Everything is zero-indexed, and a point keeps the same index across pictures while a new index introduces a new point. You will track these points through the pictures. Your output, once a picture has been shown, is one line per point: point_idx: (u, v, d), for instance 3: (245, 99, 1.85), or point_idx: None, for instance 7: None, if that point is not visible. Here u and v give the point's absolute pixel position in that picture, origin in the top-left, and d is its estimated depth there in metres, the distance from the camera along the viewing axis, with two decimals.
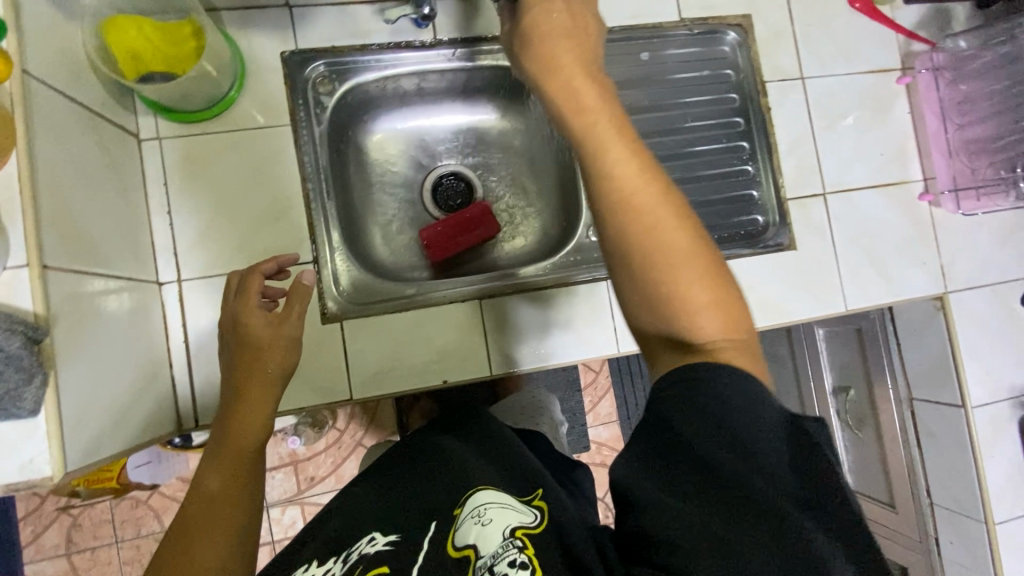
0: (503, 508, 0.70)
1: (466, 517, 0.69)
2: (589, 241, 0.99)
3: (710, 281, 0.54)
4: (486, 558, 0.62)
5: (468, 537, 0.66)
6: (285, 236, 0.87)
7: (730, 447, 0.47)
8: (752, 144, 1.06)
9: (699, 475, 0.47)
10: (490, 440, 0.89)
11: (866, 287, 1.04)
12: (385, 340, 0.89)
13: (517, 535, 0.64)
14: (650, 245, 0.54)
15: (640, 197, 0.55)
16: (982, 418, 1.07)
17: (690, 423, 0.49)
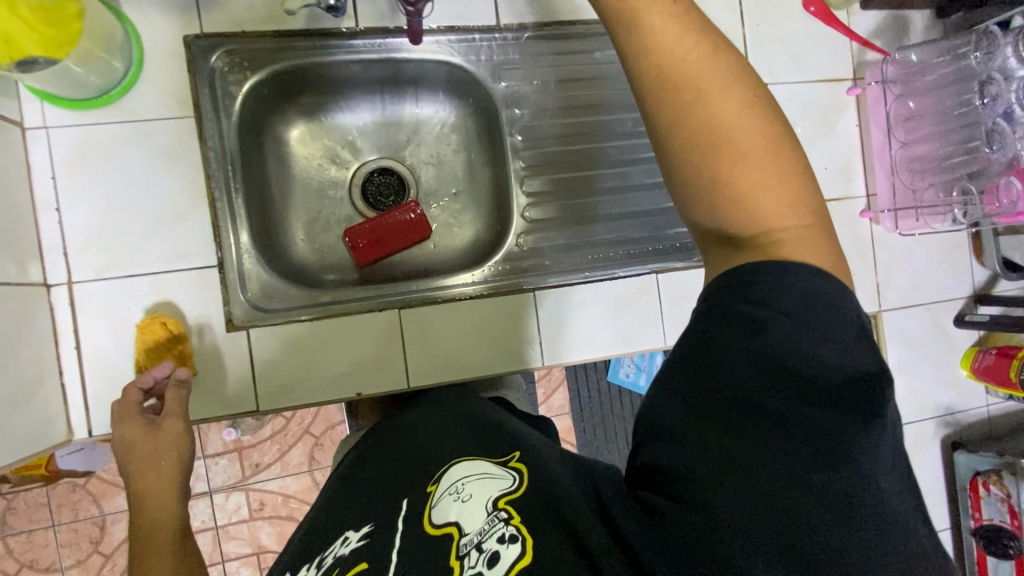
0: (483, 476, 0.62)
1: (444, 491, 0.62)
2: (519, 249, 0.96)
3: (781, 178, 0.55)
4: (472, 535, 0.56)
5: (449, 513, 0.59)
6: (188, 237, 0.82)
7: (778, 388, 0.48)
8: None
9: (743, 416, 0.48)
10: (463, 401, 0.83)
11: None
12: (298, 348, 0.85)
13: (501, 506, 0.57)
14: (716, 133, 0.54)
15: (714, 87, 0.55)
16: (905, 435, 1.08)
17: (738, 370, 0.49)
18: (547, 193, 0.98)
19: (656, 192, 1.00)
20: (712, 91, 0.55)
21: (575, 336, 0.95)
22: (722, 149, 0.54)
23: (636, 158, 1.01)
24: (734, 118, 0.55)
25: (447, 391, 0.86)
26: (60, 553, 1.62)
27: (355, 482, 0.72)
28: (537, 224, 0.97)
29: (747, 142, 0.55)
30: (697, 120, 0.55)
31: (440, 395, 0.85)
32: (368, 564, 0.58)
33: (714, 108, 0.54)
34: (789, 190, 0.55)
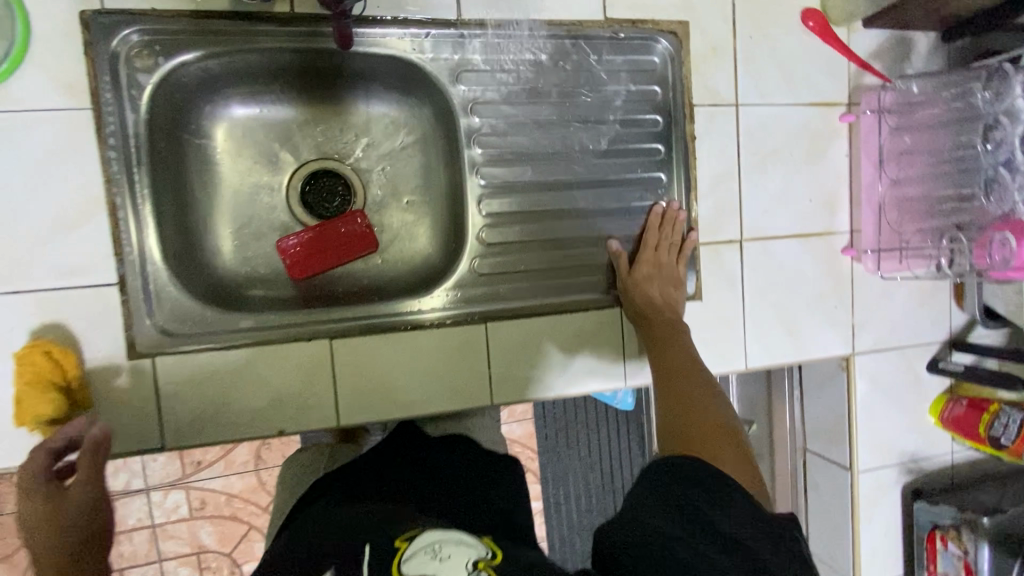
0: (460, 540, 0.59)
1: (421, 544, 0.58)
2: (471, 275, 0.86)
3: (735, 447, 0.67)
4: None
5: (426, 566, 0.55)
6: (83, 249, 0.72)
7: (728, 514, 0.53)
8: (670, 176, 0.92)
9: (698, 533, 0.52)
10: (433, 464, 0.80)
11: (770, 344, 0.97)
12: (212, 381, 0.75)
13: (481, 568, 0.56)
14: (687, 402, 0.73)
15: (688, 380, 0.77)
16: (867, 482, 1.04)
17: (694, 497, 0.54)
18: (505, 214, 0.88)
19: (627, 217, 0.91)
20: (670, 347, 0.82)
21: (527, 374, 0.87)
22: (682, 397, 0.75)
23: (611, 179, 0.91)
24: (692, 372, 0.78)
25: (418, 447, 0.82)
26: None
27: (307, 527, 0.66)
28: (495, 249, 0.87)
29: (706, 401, 0.73)
30: (679, 389, 0.75)
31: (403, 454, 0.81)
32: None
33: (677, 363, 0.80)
34: (745, 462, 0.66)
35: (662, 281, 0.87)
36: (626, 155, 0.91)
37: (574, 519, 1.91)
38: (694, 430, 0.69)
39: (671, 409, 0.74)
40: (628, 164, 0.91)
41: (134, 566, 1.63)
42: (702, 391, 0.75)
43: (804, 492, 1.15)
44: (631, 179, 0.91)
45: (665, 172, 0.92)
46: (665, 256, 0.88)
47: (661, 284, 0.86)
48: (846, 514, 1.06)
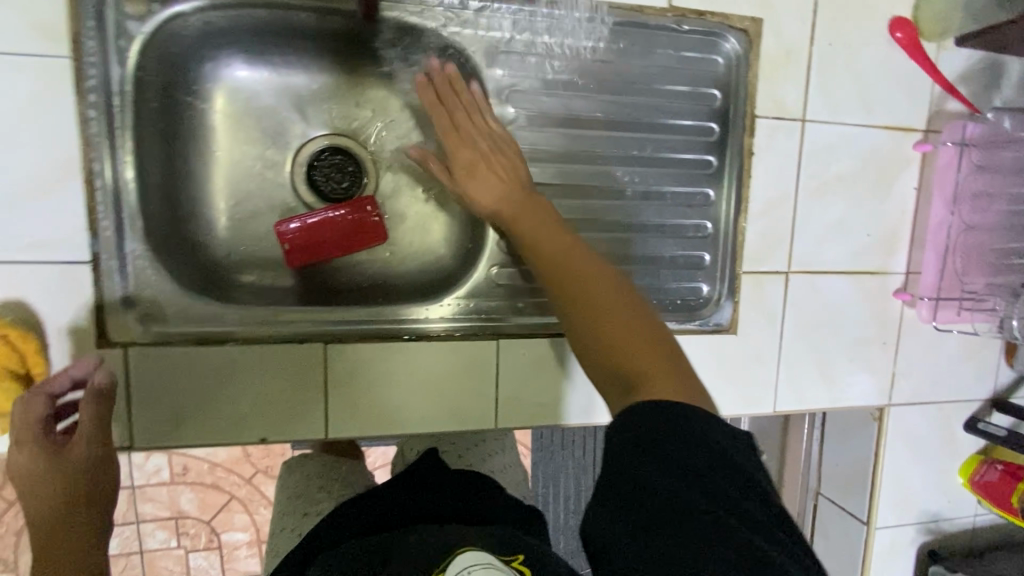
0: (489, 564, 0.59)
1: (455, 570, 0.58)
2: (487, 284, 0.78)
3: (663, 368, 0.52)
4: None
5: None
6: (51, 219, 0.63)
7: (680, 478, 0.44)
8: (719, 194, 0.83)
9: (658, 525, 0.43)
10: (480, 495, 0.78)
11: (802, 388, 0.88)
12: (190, 379, 0.68)
13: None
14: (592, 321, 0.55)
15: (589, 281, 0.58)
16: (882, 538, 0.98)
17: (651, 474, 0.45)
18: None
19: (667, 235, 0.82)
20: (538, 228, 0.65)
21: (537, 398, 0.79)
22: (575, 296, 0.57)
23: (652, 190, 0.81)
24: (570, 266, 0.60)
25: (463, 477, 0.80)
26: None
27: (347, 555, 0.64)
28: (516, 257, 0.78)
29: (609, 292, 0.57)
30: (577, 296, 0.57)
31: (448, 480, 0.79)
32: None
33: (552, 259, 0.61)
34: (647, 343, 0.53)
35: (506, 162, 0.71)
36: (672, 166, 0.81)
37: (561, 519, 1.87)
38: (616, 359, 0.53)
39: (580, 324, 0.56)
40: (673, 176, 0.81)
41: None
42: (618, 310, 0.55)
43: (810, 536, 1.09)
44: (674, 194, 0.82)
45: (712, 188, 0.83)
46: (467, 124, 0.72)
47: (502, 185, 0.69)
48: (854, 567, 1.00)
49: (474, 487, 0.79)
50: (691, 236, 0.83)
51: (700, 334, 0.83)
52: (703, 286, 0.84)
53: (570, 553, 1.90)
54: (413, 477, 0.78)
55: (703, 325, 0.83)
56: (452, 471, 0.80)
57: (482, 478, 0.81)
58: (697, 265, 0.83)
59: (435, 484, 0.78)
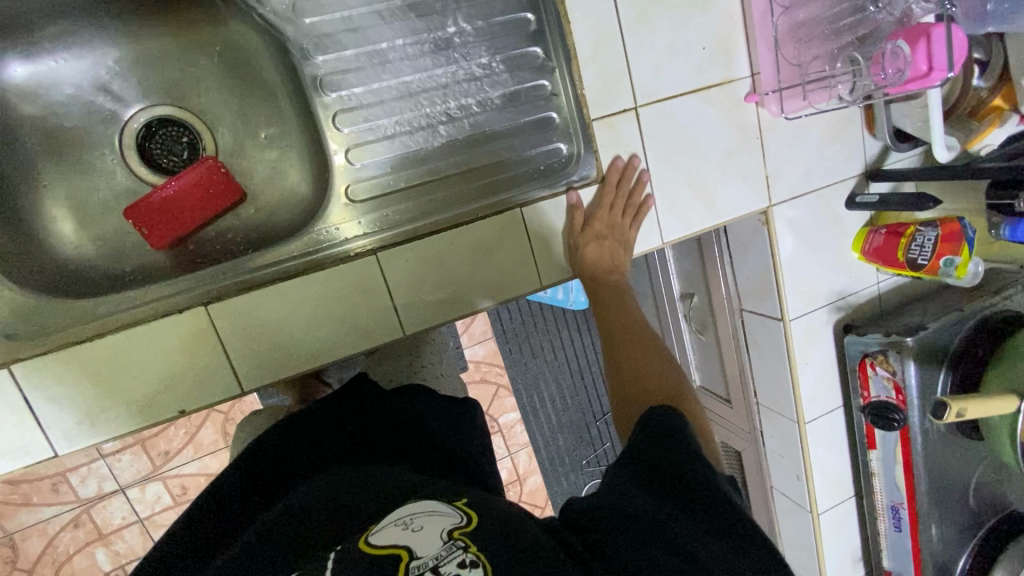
0: (433, 510, 0.57)
1: (386, 520, 0.56)
2: (349, 203, 0.79)
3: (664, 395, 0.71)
4: (423, 559, 0.49)
5: (398, 538, 0.53)
6: None
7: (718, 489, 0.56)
8: (547, 50, 0.83)
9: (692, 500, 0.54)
10: (382, 423, 0.81)
11: (683, 214, 0.93)
12: (88, 377, 0.70)
13: (456, 535, 0.52)
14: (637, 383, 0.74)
15: (636, 344, 0.79)
16: (799, 327, 1.06)
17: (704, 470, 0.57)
18: (375, 127, 0.80)
19: (509, 106, 0.83)
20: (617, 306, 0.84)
21: (433, 297, 0.82)
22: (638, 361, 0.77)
23: (478, 66, 0.81)
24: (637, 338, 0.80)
25: (355, 409, 0.82)
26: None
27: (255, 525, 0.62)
28: (366, 169, 0.80)
29: (655, 355, 0.78)
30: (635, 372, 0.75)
31: (335, 413, 0.80)
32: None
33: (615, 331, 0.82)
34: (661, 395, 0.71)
35: (613, 242, 0.86)
36: (490, 36, 0.81)
37: (553, 421, 1.98)
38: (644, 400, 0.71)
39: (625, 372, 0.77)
40: (495, 46, 0.81)
41: (135, 560, 1.66)
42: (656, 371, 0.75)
43: (745, 348, 1.18)
44: (501, 63, 0.82)
45: (539, 45, 0.83)
46: (613, 213, 0.86)
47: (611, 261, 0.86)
48: (784, 363, 1.09)
49: (372, 415, 0.82)
50: (533, 99, 0.84)
51: (569, 191, 0.85)
52: (562, 145, 0.86)
53: (570, 446, 2.03)
54: (295, 429, 0.78)
55: (571, 182, 0.86)
56: (347, 400, 0.83)
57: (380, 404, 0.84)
58: (549, 125, 0.85)
59: (322, 422, 0.79)
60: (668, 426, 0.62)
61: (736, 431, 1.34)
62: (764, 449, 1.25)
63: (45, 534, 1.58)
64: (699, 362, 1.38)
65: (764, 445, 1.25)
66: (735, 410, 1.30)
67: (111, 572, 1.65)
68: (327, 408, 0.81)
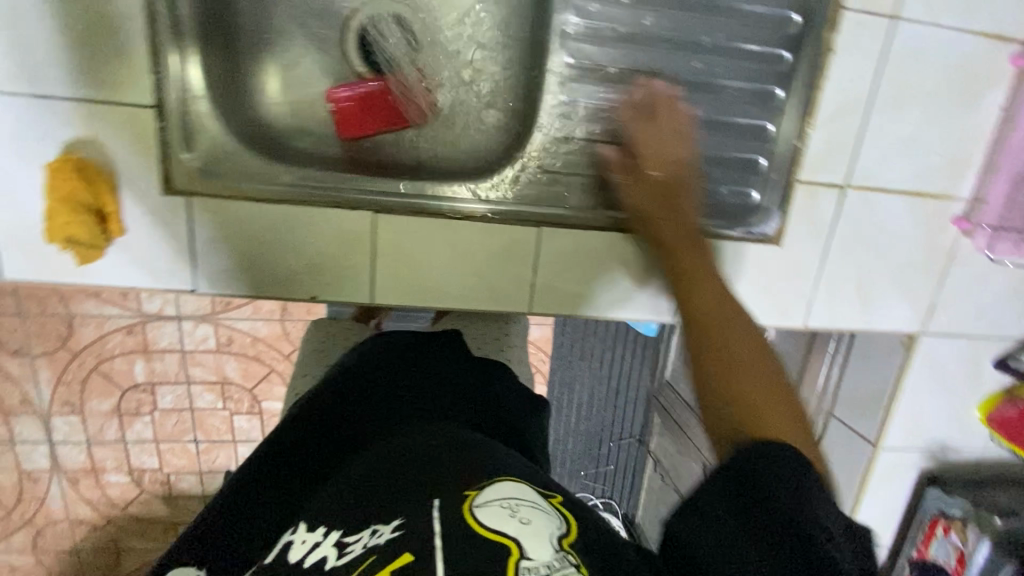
0: (536, 504, 0.56)
1: (493, 496, 0.56)
2: (534, 167, 0.78)
3: (776, 394, 0.55)
4: (536, 564, 0.48)
5: (504, 524, 0.52)
6: (115, 56, 0.63)
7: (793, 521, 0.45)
8: (788, 95, 0.78)
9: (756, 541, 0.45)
10: (464, 391, 0.81)
11: (836, 307, 0.88)
12: (249, 235, 0.72)
13: (566, 547, 0.51)
14: (733, 393, 0.55)
15: (728, 324, 0.60)
16: (886, 458, 1.02)
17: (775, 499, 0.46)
18: (592, 106, 0.77)
19: (726, 135, 0.79)
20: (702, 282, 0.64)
21: (571, 288, 0.81)
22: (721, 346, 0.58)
23: (715, 84, 0.77)
24: (718, 317, 0.60)
25: (432, 368, 0.83)
26: (26, 342, 1.29)
27: (348, 474, 0.65)
28: (565, 142, 0.78)
29: (744, 323, 0.60)
30: (714, 368, 0.57)
31: (411, 369, 0.82)
32: (413, 558, 0.50)
33: (699, 308, 0.61)
34: (766, 403, 0.54)
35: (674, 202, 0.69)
36: (741, 59, 0.76)
37: (572, 425, 1.98)
38: (739, 421, 0.53)
39: (710, 365, 0.57)
40: (739, 71, 0.77)
41: (163, 383, 1.40)
42: (758, 355, 0.57)
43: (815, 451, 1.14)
44: (732, 56, 0.76)
45: (783, 88, 0.78)
46: (653, 137, 0.70)
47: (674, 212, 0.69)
48: (852, 484, 1.06)
49: (451, 381, 0.82)
50: (749, 136, 0.80)
51: (744, 240, 0.82)
52: (754, 193, 0.82)
53: (577, 454, 2.03)
54: (371, 378, 0.79)
55: (748, 233, 0.82)
56: (433, 357, 0.85)
57: (458, 368, 0.84)
58: (752, 168, 0.81)
59: (406, 376, 0.81)
60: (753, 462, 0.49)
61: None
62: None
63: (99, 328, 1.32)
64: None
65: None
66: None
67: (142, 385, 1.39)
68: (412, 363, 0.83)
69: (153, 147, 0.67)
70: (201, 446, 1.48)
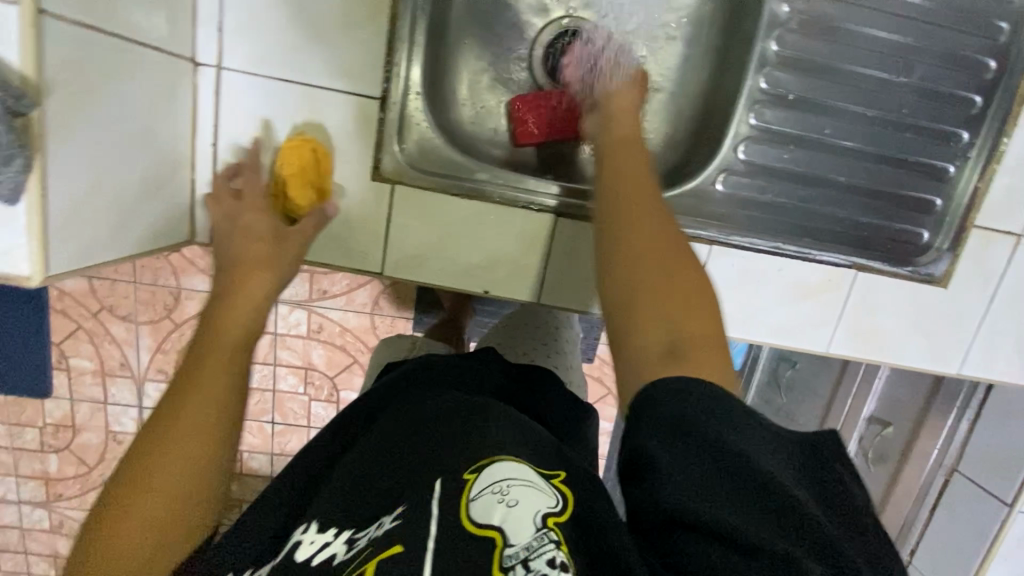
0: (529, 480, 0.50)
1: (486, 481, 0.50)
2: (714, 188, 0.78)
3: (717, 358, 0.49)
4: (518, 549, 0.45)
5: (489, 512, 0.47)
6: (357, 52, 0.69)
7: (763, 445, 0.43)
8: (973, 140, 0.78)
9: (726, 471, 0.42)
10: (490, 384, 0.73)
11: (996, 359, 0.85)
12: (438, 227, 0.75)
13: (551, 527, 0.47)
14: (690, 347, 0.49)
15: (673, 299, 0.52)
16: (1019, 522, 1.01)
17: (729, 424, 0.43)
18: (777, 133, 0.76)
19: (905, 173, 0.78)
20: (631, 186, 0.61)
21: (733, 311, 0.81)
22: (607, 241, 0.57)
23: (900, 122, 0.77)
24: (676, 287, 0.52)
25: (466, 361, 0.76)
26: (131, 306, 1.20)
27: (358, 456, 0.57)
28: (747, 166, 0.78)
29: (699, 309, 0.51)
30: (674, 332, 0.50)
31: (440, 361, 0.74)
32: (404, 548, 0.45)
33: (635, 265, 0.54)
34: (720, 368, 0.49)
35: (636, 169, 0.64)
36: (930, 100, 0.76)
37: None
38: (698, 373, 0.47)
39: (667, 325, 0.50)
40: (927, 111, 0.77)
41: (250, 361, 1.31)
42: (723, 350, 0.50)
43: (931, 505, 1.12)
44: (920, 97, 0.76)
45: (970, 132, 0.78)
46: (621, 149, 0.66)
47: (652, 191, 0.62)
48: (979, 547, 1.05)
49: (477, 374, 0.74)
50: (931, 177, 0.79)
51: (908, 280, 0.82)
52: (926, 233, 0.81)
53: None
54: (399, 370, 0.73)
55: (914, 273, 0.82)
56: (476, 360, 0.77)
57: (495, 366, 0.78)
58: (928, 209, 0.80)
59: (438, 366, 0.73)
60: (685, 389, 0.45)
61: None
62: None
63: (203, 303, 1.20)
64: None
65: None
66: None
67: None
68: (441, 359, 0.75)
69: (373, 137, 0.71)
70: (276, 428, 1.38)
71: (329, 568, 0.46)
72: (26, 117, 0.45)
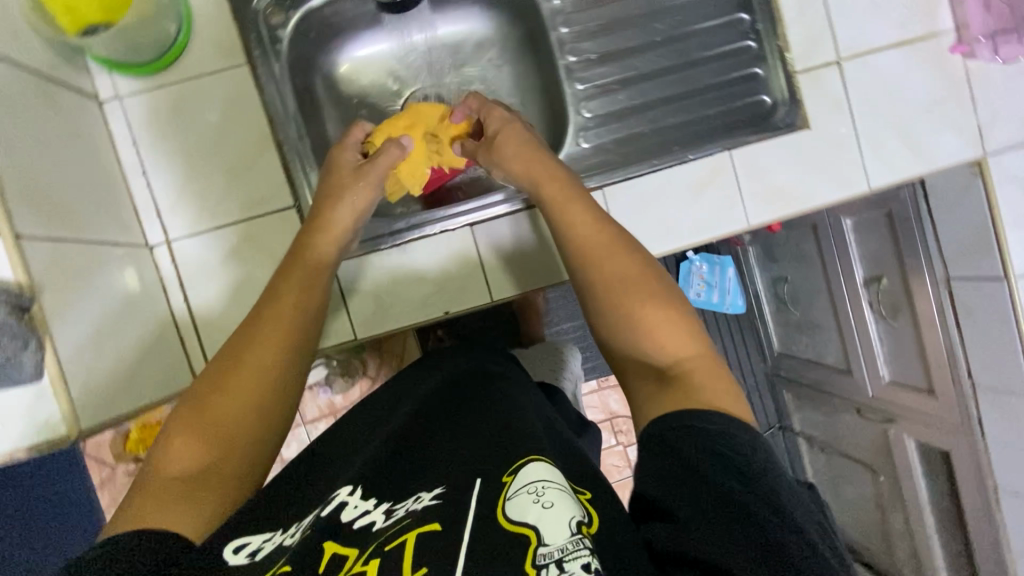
0: (564, 486, 0.47)
1: (522, 483, 0.48)
2: (580, 148, 0.92)
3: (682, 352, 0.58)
4: (551, 549, 0.41)
5: (523, 512, 0.45)
6: (265, 182, 0.86)
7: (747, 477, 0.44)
8: (752, 17, 0.94)
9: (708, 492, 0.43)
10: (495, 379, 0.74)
11: (892, 160, 0.94)
12: (383, 278, 0.88)
13: (586, 532, 0.43)
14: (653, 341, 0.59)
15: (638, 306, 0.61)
16: None
17: (713, 456, 0.45)
18: (605, 84, 0.93)
19: (714, 66, 0.94)
20: (606, 259, 0.65)
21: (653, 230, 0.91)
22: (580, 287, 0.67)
23: (689, 33, 0.94)
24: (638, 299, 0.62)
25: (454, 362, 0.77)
26: None
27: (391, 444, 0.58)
28: (596, 119, 0.93)
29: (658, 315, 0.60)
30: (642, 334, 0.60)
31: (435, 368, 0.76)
32: (441, 526, 0.45)
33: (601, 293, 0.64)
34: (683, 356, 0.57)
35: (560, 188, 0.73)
36: (700, 8, 0.94)
37: None
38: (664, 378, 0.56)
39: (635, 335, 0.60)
40: (704, 17, 0.94)
41: None
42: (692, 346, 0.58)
43: (955, 321, 1.12)
44: (693, 11, 0.94)
45: (745, 12, 0.94)
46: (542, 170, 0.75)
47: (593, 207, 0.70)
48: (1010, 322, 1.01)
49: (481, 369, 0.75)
50: (740, 57, 0.95)
51: (776, 136, 0.92)
52: (765, 97, 0.95)
53: None
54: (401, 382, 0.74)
55: (777, 129, 0.93)
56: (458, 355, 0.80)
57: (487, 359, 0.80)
58: (753, 80, 0.95)
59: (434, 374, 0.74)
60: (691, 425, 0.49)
61: (943, 427, 1.22)
62: (986, 442, 1.14)
63: None
64: (890, 356, 1.33)
65: (985, 436, 1.14)
66: (942, 401, 1.20)
67: None
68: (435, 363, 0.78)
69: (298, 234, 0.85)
70: None
71: (369, 532, 0.46)
72: (29, 311, 0.58)
